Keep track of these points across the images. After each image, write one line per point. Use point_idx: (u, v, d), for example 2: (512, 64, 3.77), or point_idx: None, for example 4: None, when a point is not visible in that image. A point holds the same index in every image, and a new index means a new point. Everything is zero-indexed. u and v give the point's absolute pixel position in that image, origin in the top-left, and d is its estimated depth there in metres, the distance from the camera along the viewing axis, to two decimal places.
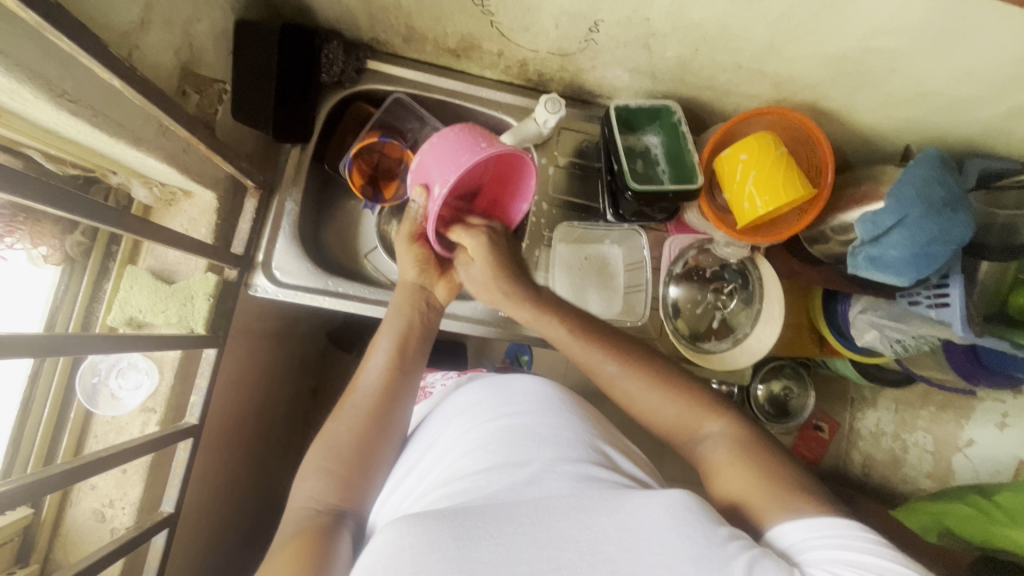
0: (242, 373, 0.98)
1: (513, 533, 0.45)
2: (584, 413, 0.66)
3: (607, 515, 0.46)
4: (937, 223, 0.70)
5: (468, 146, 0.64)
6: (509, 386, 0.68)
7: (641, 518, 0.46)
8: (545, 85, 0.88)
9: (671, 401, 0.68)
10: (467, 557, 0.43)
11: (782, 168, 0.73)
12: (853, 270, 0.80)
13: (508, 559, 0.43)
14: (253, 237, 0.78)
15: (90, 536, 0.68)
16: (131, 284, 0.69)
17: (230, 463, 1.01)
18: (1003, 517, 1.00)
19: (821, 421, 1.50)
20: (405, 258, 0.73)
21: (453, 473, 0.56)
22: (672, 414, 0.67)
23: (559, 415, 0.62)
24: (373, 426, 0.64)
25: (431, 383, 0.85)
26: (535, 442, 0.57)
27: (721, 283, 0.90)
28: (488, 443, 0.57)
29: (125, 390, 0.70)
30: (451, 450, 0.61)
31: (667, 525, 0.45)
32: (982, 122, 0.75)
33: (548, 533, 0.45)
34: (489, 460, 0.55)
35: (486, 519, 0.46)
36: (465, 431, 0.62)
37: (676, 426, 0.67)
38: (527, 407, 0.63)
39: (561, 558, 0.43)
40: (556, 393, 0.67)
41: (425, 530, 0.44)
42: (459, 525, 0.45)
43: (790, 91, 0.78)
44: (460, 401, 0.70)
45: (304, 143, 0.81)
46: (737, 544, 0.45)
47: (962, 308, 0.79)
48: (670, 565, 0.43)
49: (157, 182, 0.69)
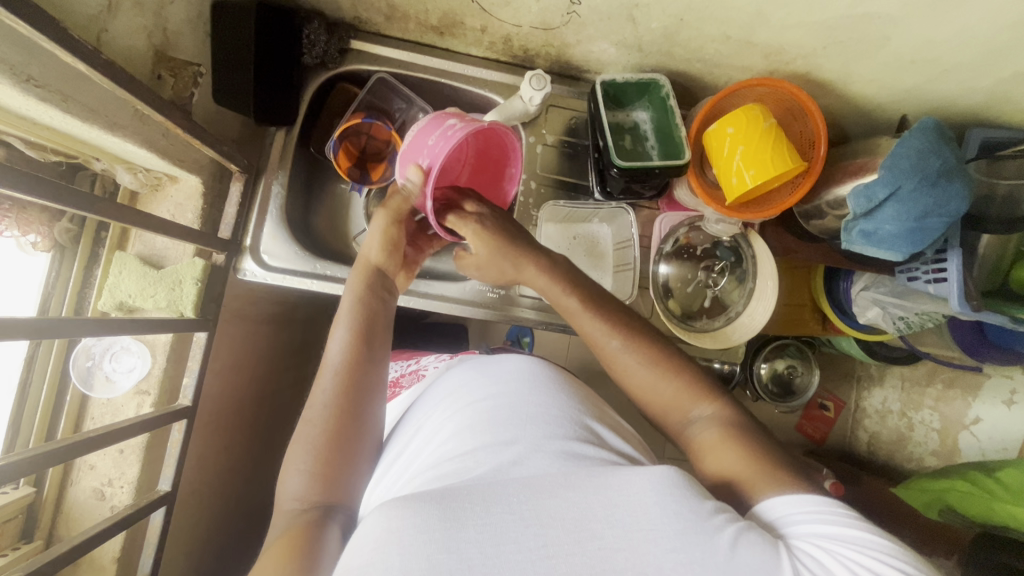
0: (239, 357, 1.00)
1: (499, 513, 0.45)
2: (574, 392, 0.65)
3: (594, 493, 0.47)
4: (932, 195, 0.68)
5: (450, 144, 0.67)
6: (495, 366, 0.68)
7: (628, 495, 0.47)
8: (532, 62, 0.86)
9: (668, 382, 0.66)
10: (452, 538, 0.43)
11: (770, 141, 0.71)
12: (846, 245, 0.78)
13: (495, 538, 0.43)
14: (239, 222, 0.78)
15: (91, 513, 0.71)
16: (120, 269, 0.70)
17: (234, 444, 1.04)
18: (1007, 494, 1.00)
19: (827, 400, 1.53)
20: (376, 232, 0.73)
21: (440, 454, 0.57)
22: (664, 393, 0.66)
23: (544, 394, 0.62)
24: (340, 420, 0.63)
25: (424, 367, 0.86)
26: (519, 422, 0.57)
27: (713, 260, 0.89)
28: (473, 425, 0.57)
29: (119, 373, 0.72)
30: (437, 433, 0.61)
31: (653, 500, 0.46)
32: (983, 89, 0.72)
33: (533, 513, 0.45)
34: (474, 441, 0.55)
35: (473, 499, 0.46)
36: (451, 414, 0.62)
37: (668, 408, 0.66)
38: (509, 387, 0.62)
39: (547, 535, 0.44)
40: (542, 370, 0.67)
41: (412, 512, 0.45)
42: (446, 506, 0.45)
43: (781, 61, 0.76)
44: (448, 384, 0.70)
45: (288, 126, 0.81)
46: (722, 518, 0.46)
47: (960, 284, 0.77)
48: (655, 540, 0.43)
49: (141, 167, 0.69)
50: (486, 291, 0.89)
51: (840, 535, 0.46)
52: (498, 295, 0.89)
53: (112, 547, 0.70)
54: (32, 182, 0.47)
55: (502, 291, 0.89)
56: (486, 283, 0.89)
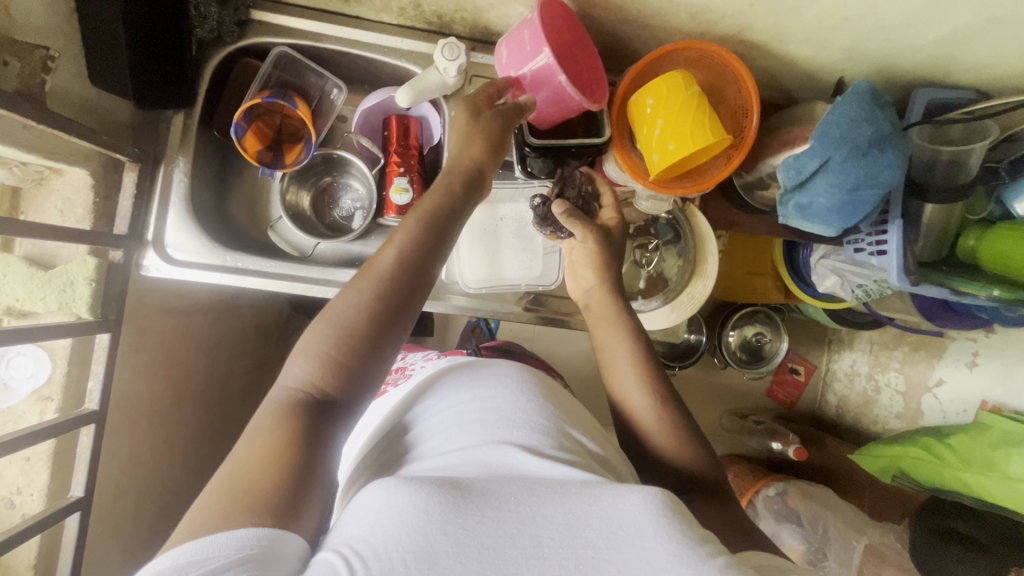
0: (171, 351, 0.96)
1: (496, 509, 0.44)
2: (562, 405, 0.62)
3: (587, 503, 0.45)
4: (863, 165, 0.64)
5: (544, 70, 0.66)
6: (488, 369, 0.66)
7: (621, 510, 0.44)
8: (450, 28, 0.80)
9: (678, 443, 0.64)
10: (451, 521, 0.42)
11: (691, 111, 0.66)
12: (782, 219, 0.73)
13: (491, 530, 0.42)
14: (138, 215, 0.74)
15: (1, 521, 0.69)
16: (4, 272, 0.66)
17: (180, 436, 1.03)
18: (957, 460, 0.99)
19: (797, 364, 1.51)
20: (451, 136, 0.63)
21: (433, 454, 0.55)
22: (665, 448, 0.64)
23: (532, 399, 0.60)
24: (381, 317, 0.54)
25: (409, 365, 0.84)
26: (511, 428, 0.55)
27: (648, 237, 0.86)
28: (466, 427, 0.56)
29: (18, 379, 0.69)
30: (428, 431, 0.59)
31: (646, 519, 0.43)
32: (925, 46, 0.67)
33: (529, 515, 0.43)
34: (471, 443, 0.54)
35: (471, 492, 0.45)
36: (444, 413, 0.61)
37: (664, 459, 0.64)
38: (507, 391, 0.60)
39: (541, 536, 0.42)
40: (536, 379, 0.64)
41: (413, 490, 0.44)
42: (445, 491, 0.44)
43: (710, 22, 0.70)
44: (435, 383, 0.67)
45: (188, 108, 0.75)
46: (711, 548, 0.42)
47: (900, 256, 0.73)
48: (646, 557, 0.41)
49: (15, 162, 0.64)
50: None
51: None
52: None
53: (28, 554, 0.69)
54: None
55: None
56: None
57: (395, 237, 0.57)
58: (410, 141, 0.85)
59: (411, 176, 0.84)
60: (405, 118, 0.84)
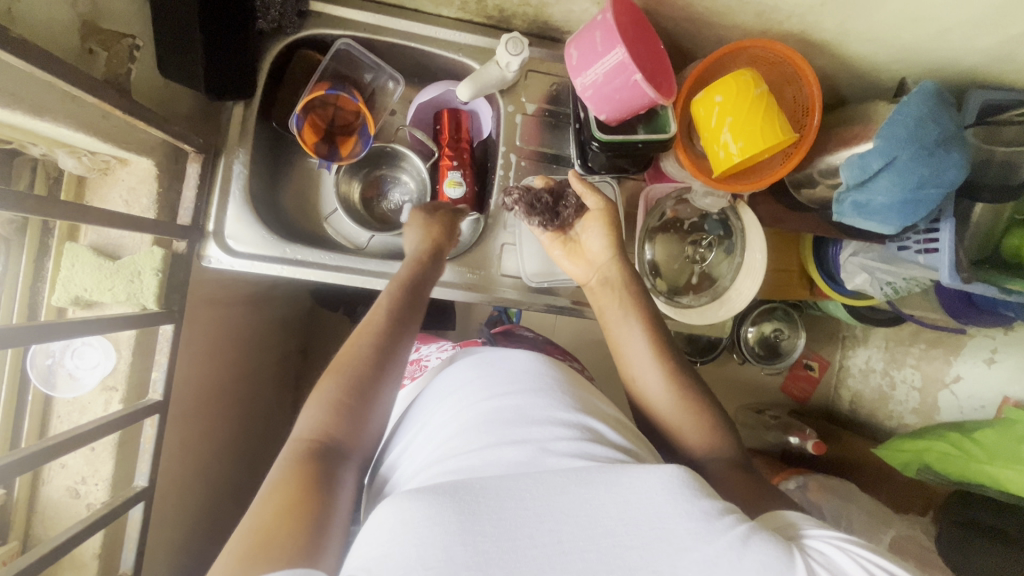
0: (215, 343, 0.96)
1: (514, 507, 0.42)
2: (579, 393, 0.60)
3: (606, 489, 0.43)
4: (928, 165, 0.65)
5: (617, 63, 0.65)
6: (498, 360, 0.63)
7: (641, 492, 0.43)
8: (508, 23, 0.80)
9: (693, 417, 0.64)
10: (469, 531, 0.40)
11: (760, 109, 0.67)
12: (837, 217, 0.75)
13: (510, 531, 0.40)
14: (200, 206, 0.74)
15: (66, 512, 0.69)
16: (72, 261, 0.66)
17: (218, 428, 1.03)
18: (982, 453, 1.01)
19: (812, 360, 1.54)
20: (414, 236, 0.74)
21: (445, 451, 0.53)
22: (681, 423, 0.64)
23: (545, 391, 0.57)
24: (378, 362, 0.60)
25: (426, 357, 0.85)
26: (524, 420, 0.53)
27: (700, 235, 0.87)
28: (477, 423, 0.54)
29: (83, 370, 0.68)
30: (439, 429, 0.57)
31: (665, 499, 0.43)
32: (984, 49, 0.68)
33: (550, 512, 0.42)
34: (482, 439, 0.51)
35: (487, 490, 0.43)
36: (454, 410, 0.58)
37: (680, 435, 0.64)
38: (517, 384, 0.58)
39: (563, 532, 0.41)
40: (551, 369, 0.62)
41: (428, 499, 0.41)
42: (460, 498, 0.42)
43: (775, 20, 0.71)
44: (445, 384, 0.65)
45: (247, 99, 0.75)
46: (731, 519, 0.43)
47: (952, 254, 0.75)
48: (669, 539, 0.41)
49: (85, 150, 0.64)
50: (464, 272, 0.83)
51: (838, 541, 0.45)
52: (478, 275, 0.83)
53: (92, 545, 0.69)
54: None
55: (479, 271, 0.84)
56: (465, 263, 0.83)
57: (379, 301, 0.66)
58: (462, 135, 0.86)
59: (462, 170, 0.85)
60: (457, 112, 0.86)
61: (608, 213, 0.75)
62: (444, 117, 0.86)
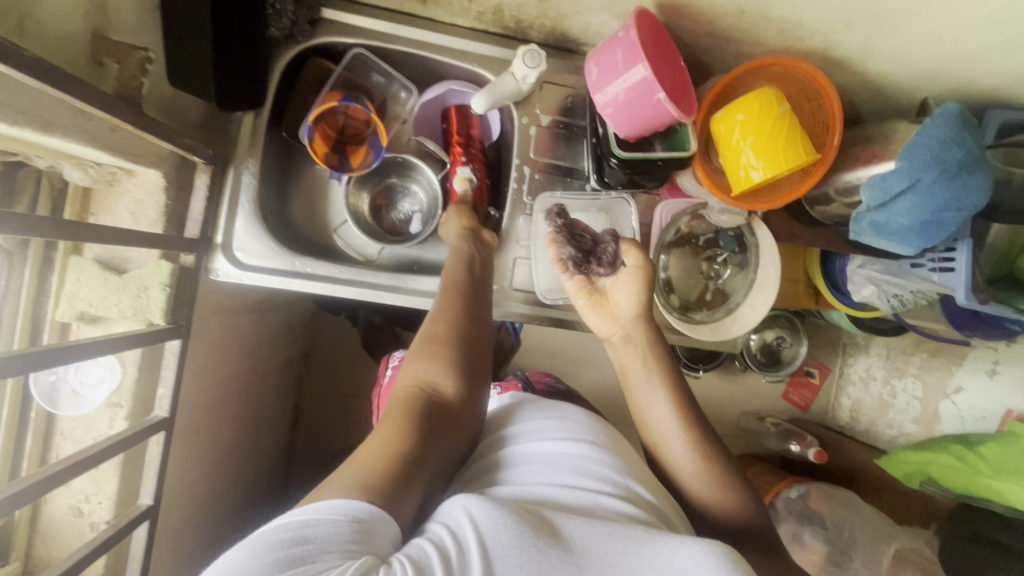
0: (220, 353, 0.95)
1: (564, 539, 0.43)
2: (627, 446, 0.61)
3: (650, 550, 0.44)
4: (951, 189, 0.64)
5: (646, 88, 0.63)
6: (553, 403, 0.65)
7: (685, 562, 0.43)
8: (524, 33, 0.79)
9: (721, 494, 0.62)
10: (528, 541, 0.42)
11: (784, 129, 0.66)
12: (854, 235, 0.75)
13: (564, 555, 0.42)
14: (208, 218, 0.72)
15: (69, 531, 0.67)
16: (77, 276, 0.64)
17: (222, 438, 1.01)
18: (988, 468, 1.01)
19: (813, 368, 1.52)
20: (451, 234, 0.77)
21: (498, 478, 0.54)
22: (709, 499, 0.62)
23: (598, 436, 0.59)
24: (471, 336, 0.65)
25: None
26: (580, 463, 0.54)
27: (715, 250, 0.86)
28: (533, 460, 0.55)
29: (87, 386, 0.67)
30: (493, 458, 0.59)
31: (709, 569, 0.42)
32: (1007, 70, 0.68)
33: (595, 554, 0.43)
34: (536, 476, 0.53)
35: (542, 519, 0.44)
36: (507, 446, 0.60)
37: (707, 515, 0.62)
38: (575, 425, 0.60)
39: (607, 574, 0.42)
40: (602, 422, 0.63)
41: (494, 508, 0.44)
42: (522, 513, 0.44)
43: (798, 38, 0.70)
44: (495, 418, 0.67)
45: (257, 108, 0.73)
46: None
47: (968, 274, 0.74)
48: None
49: (91, 162, 0.62)
50: None
51: None
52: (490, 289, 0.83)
53: (97, 565, 0.68)
54: None
55: (493, 285, 0.83)
56: None
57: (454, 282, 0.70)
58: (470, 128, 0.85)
59: (473, 164, 0.85)
60: (465, 108, 0.84)
61: (646, 272, 0.70)
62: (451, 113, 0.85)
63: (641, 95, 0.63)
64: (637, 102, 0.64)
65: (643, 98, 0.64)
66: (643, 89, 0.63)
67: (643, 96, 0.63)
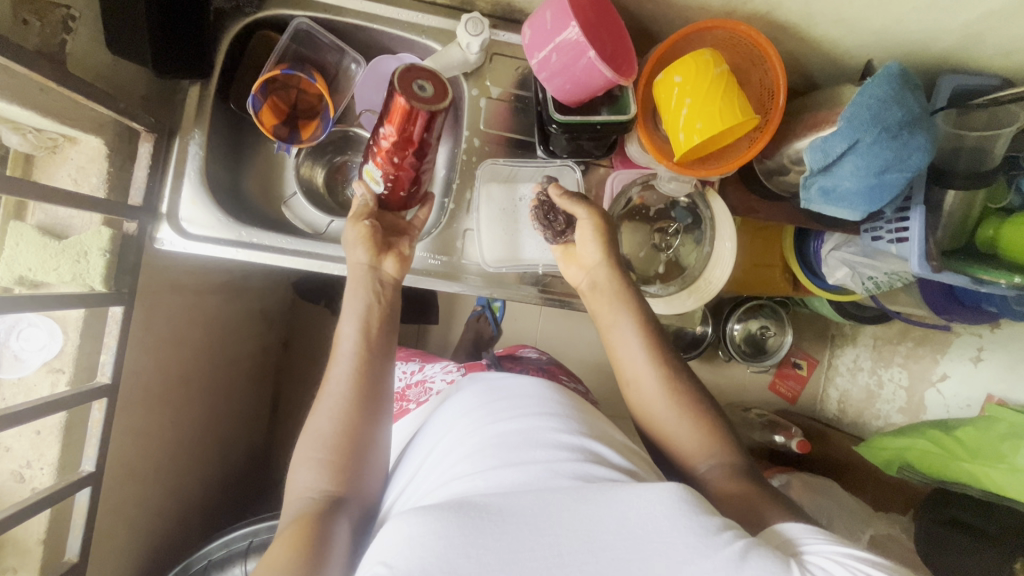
0: (180, 331, 0.95)
1: (515, 522, 0.43)
2: (584, 417, 0.61)
3: (605, 505, 0.44)
4: (891, 148, 0.64)
5: (574, 47, 0.62)
6: (505, 389, 0.65)
7: (639, 508, 0.44)
8: (471, 5, 0.79)
9: (691, 425, 0.66)
10: (473, 540, 0.41)
11: (721, 90, 0.65)
12: (804, 204, 0.73)
13: (511, 544, 0.41)
14: (153, 187, 0.72)
15: (10, 495, 0.68)
16: (16, 241, 0.64)
17: (187, 418, 1.02)
18: (963, 452, 0.98)
19: (800, 359, 1.51)
20: (351, 247, 0.69)
21: (454, 472, 0.54)
22: (682, 433, 0.66)
23: (549, 414, 0.59)
24: (353, 417, 0.62)
25: (430, 378, 0.85)
26: (531, 443, 0.54)
27: (668, 222, 0.85)
28: (484, 447, 0.54)
29: (29, 351, 0.67)
30: (452, 451, 0.59)
31: (663, 514, 0.43)
32: (953, 30, 0.67)
33: (551, 523, 0.43)
34: (487, 462, 0.52)
35: (490, 509, 0.44)
36: (464, 434, 0.60)
37: (683, 447, 0.66)
38: (525, 409, 0.60)
39: (563, 545, 0.42)
40: (555, 395, 0.63)
41: (436, 514, 0.43)
42: (465, 513, 0.43)
43: (738, 1, 0.69)
44: (454, 410, 0.67)
45: (203, 79, 0.74)
46: (729, 534, 0.43)
47: (921, 243, 0.73)
48: (667, 553, 0.41)
49: (29, 127, 0.63)
50: (427, 258, 0.82)
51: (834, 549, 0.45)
52: (441, 261, 0.82)
53: (37, 529, 0.68)
54: None
55: (444, 258, 0.82)
56: (428, 249, 0.82)
57: (340, 351, 0.66)
58: (412, 141, 0.65)
59: (389, 182, 0.70)
60: None
61: (598, 220, 0.72)
62: (392, 107, 0.63)
63: (570, 54, 0.63)
64: (569, 62, 0.64)
65: (572, 59, 0.63)
66: (572, 48, 0.62)
67: (573, 55, 0.63)
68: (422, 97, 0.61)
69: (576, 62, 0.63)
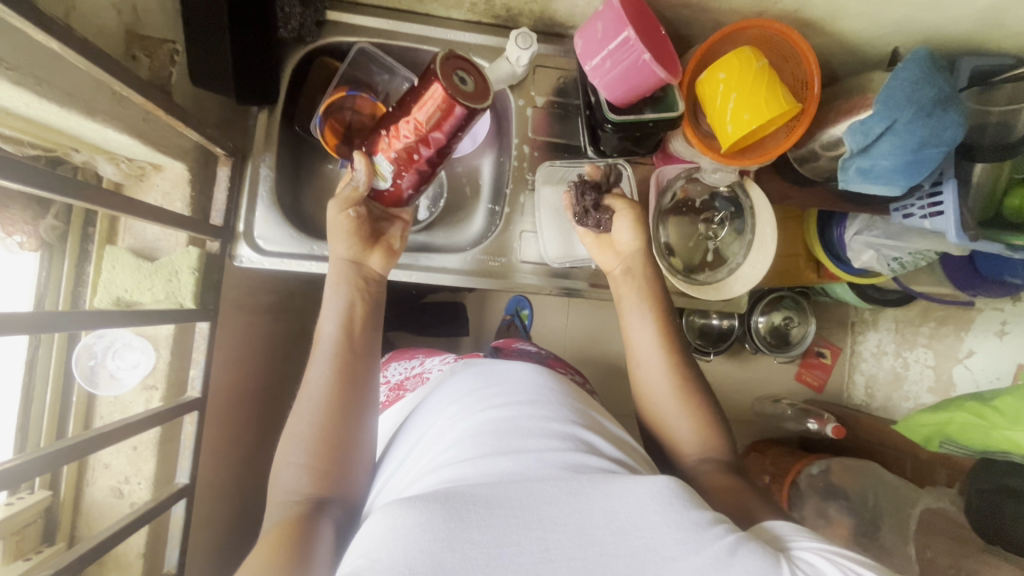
0: (241, 351, 0.98)
1: (502, 514, 0.42)
2: (572, 399, 0.61)
3: (596, 499, 0.44)
4: (927, 126, 0.68)
5: (630, 49, 0.67)
6: (499, 375, 0.64)
7: (631, 503, 0.44)
8: (514, 22, 0.84)
9: (689, 419, 0.70)
10: (457, 535, 0.41)
11: (764, 83, 0.70)
12: (843, 185, 0.78)
13: (497, 539, 0.41)
14: (231, 208, 0.76)
15: (111, 512, 0.70)
16: (112, 263, 0.69)
17: (247, 436, 1.04)
18: (1004, 419, 0.89)
19: (824, 348, 1.53)
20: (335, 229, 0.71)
21: (440, 458, 0.53)
22: (680, 427, 0.70)
23: (541, 402, 0.58)
24: (337, 419, 0.63)
25: (427, 370, 0.80)
26: (523, 429, 0.53)
27: (712, 212, 0.89)
28: (474, 431, 0.54)
29: (123, 370, 0.70)
30: (439, 437, 0.58)
31: (654, 509, 0.44)
32: (971, 15, 0.72)
33: (539, 516, 0.43)
34: (478, 447, 0.52)
35: (476, 500, 0.43)
36: (453, 420, 0.59)
37: (678, 439, 0.70)
38: (512, 395, 0.59)
39: (549, 540, 0.42)
40: (546, 379, 0.63)
41: (419, 505, 0.42)
42: (450, 504, 0.43)
43: (770, 1, 0.74)
44: (448, 393, 0.66)
45: (271, 105, 0.78)
46: (721, 529, 0.44)
47: (957, 215, 0.77)
48: (656, 549, 0.42)
49: (122, 157, 0.67)
50: (487, 260, 0.86)
51: (818, 547, 0.47)
52: (500, 263, 0.86)
53: (138, 544, 0.70)
54: (29, 174, 0.45)
55: (503, 259, 0.87)
56: (487, 252, 0.86)
57: (319, 354, 0.67)
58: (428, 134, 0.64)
59: (401, 171, 0.69)
60: None
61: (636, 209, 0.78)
62: (427, 94, 0.62)
63: (626, 56, 0.68)
64: (625, 64, 0.68)
65: (627, 61, 0.68)
66: (628, 50, 0.67)
67: (629, 57, 0.67)
68: (461, 89, 0.61)
69: (631, 63, 0.68)
